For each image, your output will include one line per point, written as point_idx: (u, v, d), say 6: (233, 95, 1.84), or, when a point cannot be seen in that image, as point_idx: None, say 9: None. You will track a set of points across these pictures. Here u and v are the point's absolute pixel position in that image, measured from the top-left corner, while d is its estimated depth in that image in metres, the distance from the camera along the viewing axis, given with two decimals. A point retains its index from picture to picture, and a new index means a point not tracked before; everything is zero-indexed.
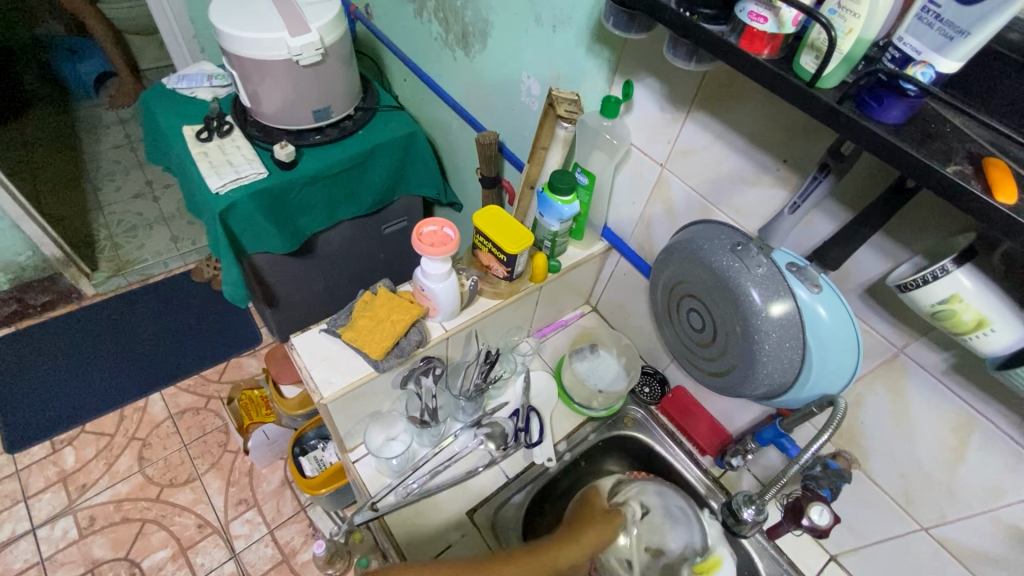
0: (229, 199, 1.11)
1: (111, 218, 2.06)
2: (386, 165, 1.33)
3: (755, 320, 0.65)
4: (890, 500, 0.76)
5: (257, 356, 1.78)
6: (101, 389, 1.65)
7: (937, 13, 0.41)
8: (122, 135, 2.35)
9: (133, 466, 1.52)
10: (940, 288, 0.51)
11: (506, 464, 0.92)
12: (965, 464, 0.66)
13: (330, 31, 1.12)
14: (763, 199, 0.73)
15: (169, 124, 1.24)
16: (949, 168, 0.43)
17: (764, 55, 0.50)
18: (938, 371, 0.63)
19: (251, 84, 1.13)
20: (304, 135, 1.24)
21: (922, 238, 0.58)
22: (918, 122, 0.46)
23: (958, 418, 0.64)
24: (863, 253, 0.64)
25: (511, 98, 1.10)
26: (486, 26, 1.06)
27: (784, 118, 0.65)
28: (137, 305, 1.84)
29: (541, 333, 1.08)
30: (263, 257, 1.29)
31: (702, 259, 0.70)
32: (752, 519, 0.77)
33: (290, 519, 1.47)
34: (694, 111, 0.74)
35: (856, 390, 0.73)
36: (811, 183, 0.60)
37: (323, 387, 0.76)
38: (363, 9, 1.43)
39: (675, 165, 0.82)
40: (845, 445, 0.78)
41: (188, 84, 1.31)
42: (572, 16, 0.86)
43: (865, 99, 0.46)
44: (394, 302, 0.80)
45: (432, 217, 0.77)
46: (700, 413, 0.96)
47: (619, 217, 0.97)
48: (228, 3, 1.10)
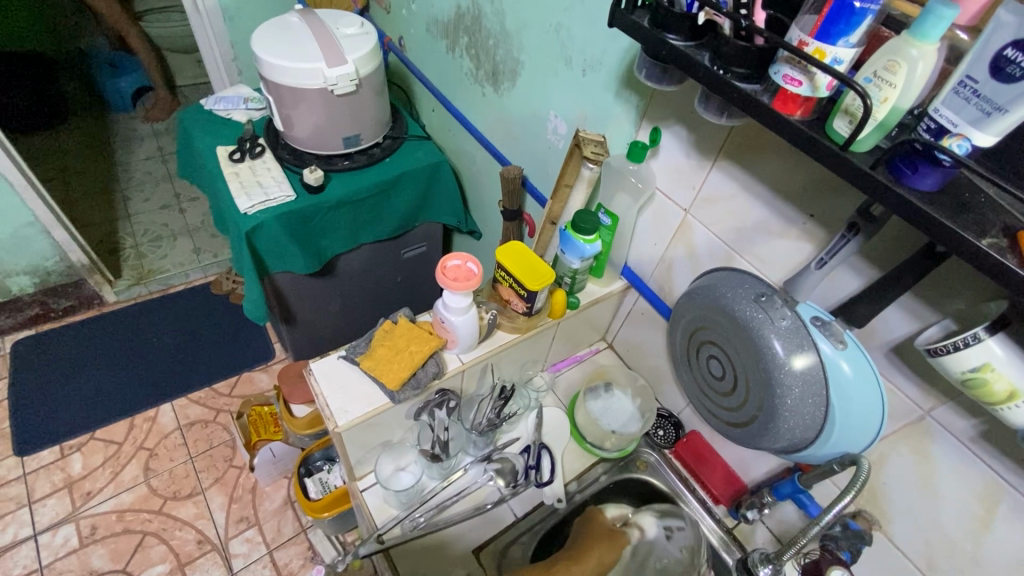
0: (256, 220, 1.14)
1: (138, 227, 2.11)
2: (411, 193, 1.35)
3: (777, 372, 0.64)
4: (912, 567, 0.73)
5: (269, 371, 1.78)
6: (114, 396, 1.66)
7: (974, 89, 0.42)
8: (155, 148, 2.42)
9: (138, 476, 1.52)
10: (971, 356, 0.50)
11: (515, 501, 0.91)
12: (991, 535, 0.64)
13: (366, 63, 1.16)
14: (788, 250, 0.72)
15: (204, 144, 1.28)
16: (984, 241, 0.43)
17: (796, 116, 0.51)
18: (965, 437, 0.62)
19: (286, 109, 1.17)
20: (332, 160, 1.27)
21: (952, 302, 0.57)
22: (952, 191, 0.46)
23: (986, 487, 0.62)
24: (890, 313, 0.63)
25: (537, 134, 1.12)
26: (517, 65, 1.09)
27: (812, 175, 0.65)
28: (156, 315, 1.87)
29: (556, 368, 1.08)
30: (284, 276, 1.31)
31: (724, 306, 0.70)
32: None
33: (290, 540, 1.45)
34: (721, 161, 0.75)
35: (878, 449, 0.72)
36: (839, 241, 0.60)
37: (338, 415, 0.76)
38: (397, 41, 1.48)
39: (699, 212, 0.82)
40: (865, 504, 0.76)
41: (225, 105, 1.36)
42: (602, 61, 0.88)
43: (899, 165, 0.46)
44: (414, 332, 0.81)
45: (457, 252, 0.79)
46: (714, 460, 0.95)
47: (639, 257, 0.97)
48: (270, 33, 1.15)
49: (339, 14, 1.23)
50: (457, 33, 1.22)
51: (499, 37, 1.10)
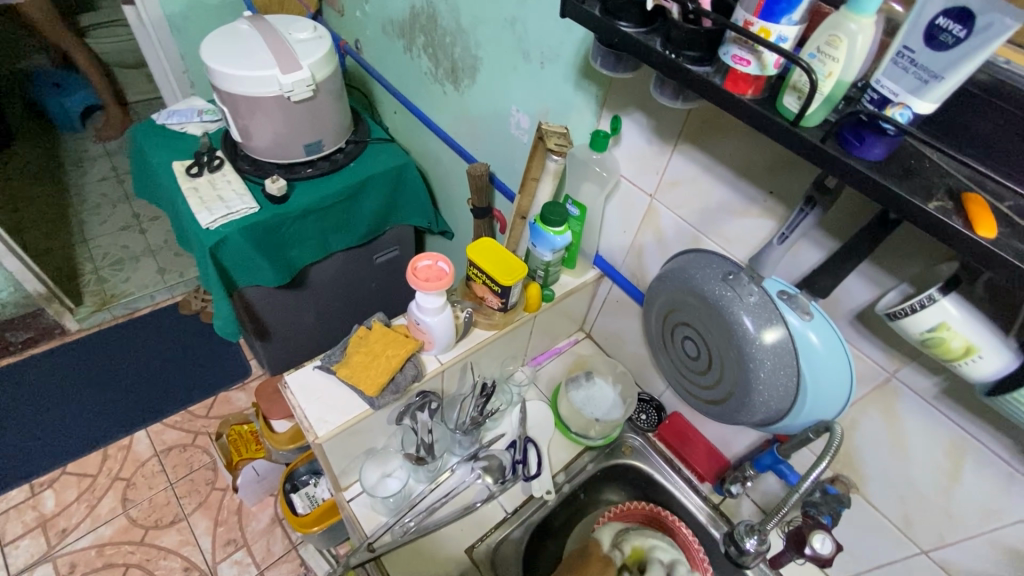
0: (220, 234, 1.11)
1: (96, 251, 2.03)
2: (377, 197, 1.34)
3: (749, 347, 0.66)
4: (889, 523, 0.76)
5: (247, 389, 1.74)
6: (84, 428, 1.60)
7: (911, 58, 0.43)
8: (109, 168, 2.33)
9: (116, 507, 1.47)
10: (928, 316, 0.52)
11: (505, 497, 0.91)
12: (960, 487, 0.67)
13: (321, 67, 1.14)
14: (751, 228, 0.74)
15: (160, 160, 1.24)
16: (931, 204, 0.44)
17: (748, 95, 0.52)
18: (929, 395, 0.64)
19: (242, 119, 1.14)
20: (295, 168, 1.25)
21: (907, 267, 0.59)
22: (899, 158, 0.48)
23: (952, 441, 0.65)
24: (851, 281, 0.65)
25: (501, 130, 1.12)
26: (475, 62, 1.09)
27: (768, 153, 0.67)
28: (122, 341, 1.80)
29: (536, 362, 1.08)
30: (254, 291, 1.28)
31: (695, 287, 0.71)
32: (755, 549, 0.74)
33: (281, 559, 1.43)
34: (681, 145, 0.77)
35: (850, 415, 0.74)
36: (798, 215, 0.62)
37: (318, 426, 0.75)
38: (353, 44, 1.46)
39: (664, 196, 0.83)
40: (842, 469, 0.79)
41: (179, 119, 1.32)
42: (559, 53, 0.89)
43: (847, 137, 0.48)
44: (389, 337, 0.80)
45: (427, 252, 0.78)
46: (696, 439, 0.97)
47: (610, 245, 0.98)
48: (220, 42, 1.12)
49: (290, 19, 1.21)
50: (413, 33, 1.21)
51: (456, 34, 1.09)
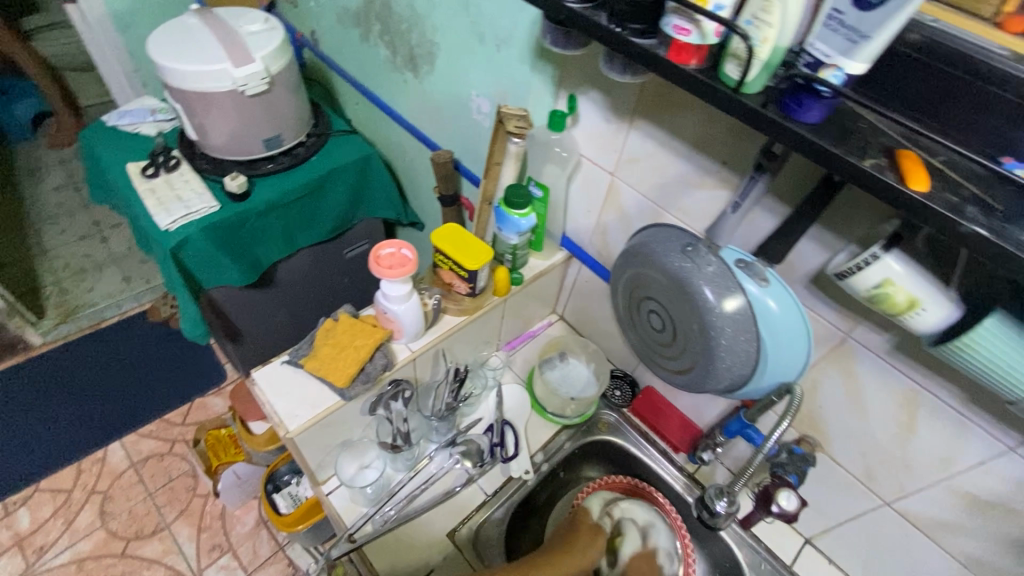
0: (180, 235, 1.09)
1: (57, 262, 1.97)
2: (343, 191, 1.32)
3: (710, 316, 0.67)
4: (853, 478, 0.79)
5: (223, 394, 1.71)
6: (55, 443, 1.56)
7: (840, 20, 0.44)
8: (65, 176, 2.25)
9: (94, 521, 1.44)
10: (873, 273, 0.54)
11: (484, 480, 0.92)
12: (915, 438, 0.69)
13: (275, 59, 1.11)
14: (708, 199, 0.75)
15: (114, 163, 1.20)
16: (866, 162, 0.46)
17: (692, 65, 0.53)
18: (882, 351, 0.67)
19: (197, 117, 1.12)
20: (255, 164, 1.22)
21: (854, 228, 0.61)
22: (836, 121, 0.49)
23: (906, 394, 0.67)
24: (803, 245, 0.67)
25: (462, 116, 1.11)
26: (432, 48, 1.08)
27: (721, 124, 0.68)
28: (89, 352, 1.75)
29: (510, 346, 1.09)
30: (221, 292, 1.26)
31: (657, 261, 0.72)
32: (725, 511, 0.76)
33: (268, 561, 1.42)
34: (637, 120, 0.77)
35: (811, 376, 0.76)
36: (749, 182, 0.64)
37: (288, 420, 0.74)
38: (309, 36, 1.43)
39: (624, 173, 0.84)
40: (807, 430, 0.81)
41: (130, 119, 1.28)
42: (514, 34, 0.88)
43: (787, 102, 0.49)
44: (356, 327, 0.79)
45: (389, 239, 0.77)
46: (670, 412, 0.99)
47: (576, 226, 0.99)
48: (167, 37, 1.08)
49: (240, 11, 1.17)
50: (368, 21, 1.19)
51: (411, 20, 1.08)
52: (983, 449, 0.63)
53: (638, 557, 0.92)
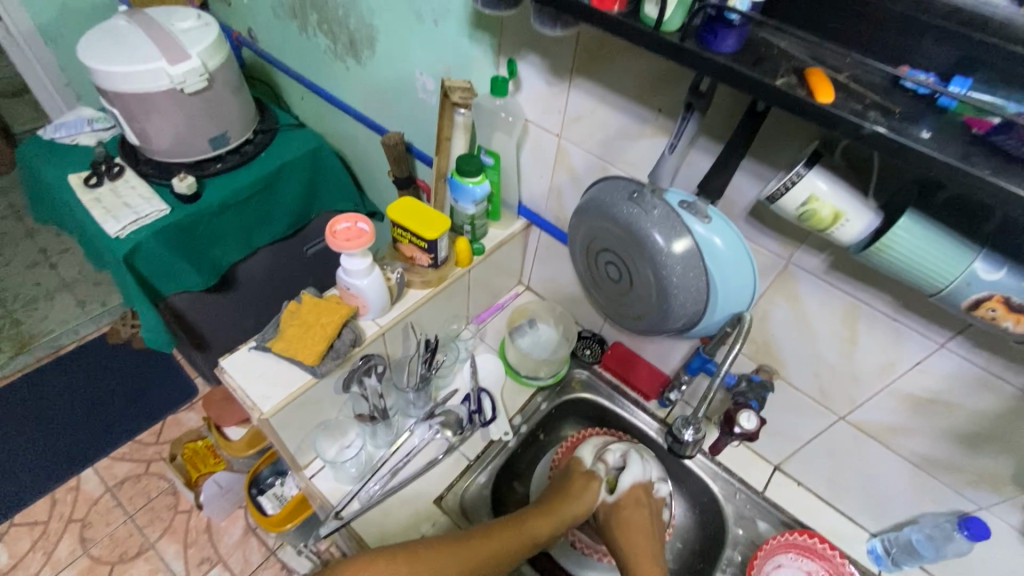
0: (131, 242, 1.06)
1: (5, 293, 1.89)
2: (297, 185, 1.31)
3: (661, 258, 0.70)
4: (810, 399, 0.85)
5: (197, 407, 1.68)
6: (23, 476, 1.50)
7: None
8: (3, 205, 2.15)
9: (75, 550, 1.39)
10: (799, 191, 0.58)
11: (465, 447, 0.94)
12: (859, 350, 0.75)
13: (212, 55, 1.10)
14: (650, 147, 0.79)
15: (54, 175, 1.16)
16: (778, 81, 0.49)
17: (615, 11, 0.55)
18: (821, 271, 0.71)
19: (136, 121, 1.09)
20: (203, 165, 1.20)
21: (782, 155, 0.65)
22: (750, 48, 0.53)
23: (846, 309, 0.72)
24: (740, 179, 0.71)
25: (409, 97, 1.12)
26: (372, 31, 1.08)
27: (651, 72, 0.71)
28: (50, 381, 1.69)
29: (479, 319, 1.11)
30: (182, 298, 1.23)
31: (608, 213, 0.75)
32: (693, 438, 0.79)
33: (261, 566, 1.41)
34: (576, 78, 0.80)
35: (761, 306, 0.81)
36: (682, 122, 0.66)
37: (261, 403, 0.75)
38: (246, 33, 1.41)
39: (569, 133, 0.87)
40: (763, 359, 0.86)
41: (67, 131, 1.24)
42: (449, 8, 0.90)
43: (704, 35, 0.52)
44: (321, 306, 0.80)
45: (344, 214, 0.78)
46: (639, 362, 1.02)
47: (530, 192, 1.01)
48: (96, 40, 1.05)
49: (171, 9, 1.15)
50: (304, 11, 1.18)
51: (347, 5, 1.08)
52: (918, 350, 0.69)
53: (637, 485, 0.93)
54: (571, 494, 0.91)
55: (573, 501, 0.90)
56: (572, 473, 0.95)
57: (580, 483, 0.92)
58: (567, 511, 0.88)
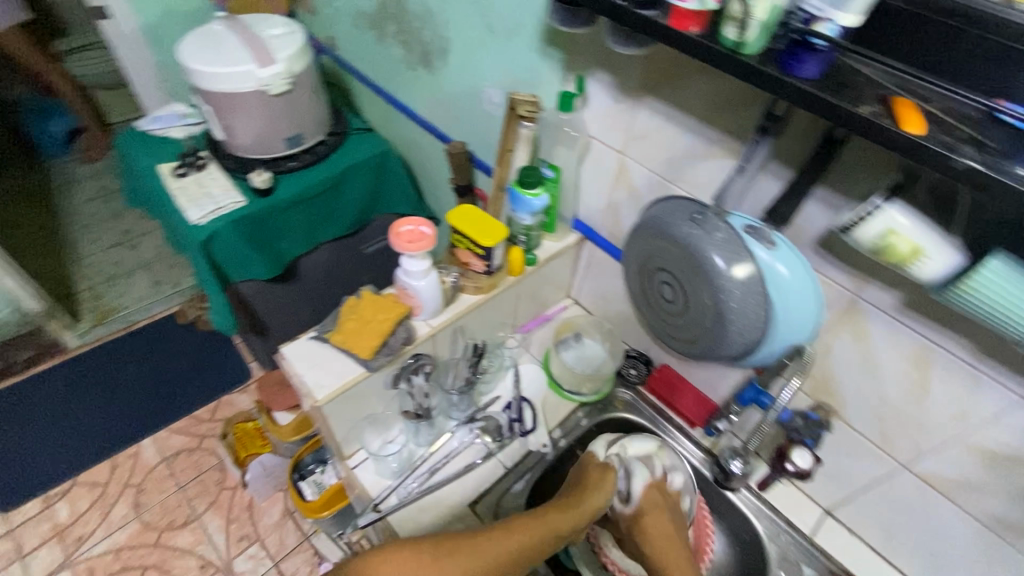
0: (209, 229, 1.14)
1: (91, 269, 2.06)
2: (361, 186, 1.37)
3: (720, 282, 0.69)
4: (870, 443, 0.80)
5: (249, 390, 1.77)
6: (91, 439, 1.62)
7: None
8: (96, 189, 2.35)
9: (129, 513, 1.49)
10: (875, 224, 0.56)
11: (504, 454, 0.94)
12: (930, 396, 0.70)
13: (297, 60, 1.17)
14: (715, 170, 0.77)
15: (147, 164, 1.27)
16: (862, 109, 0.48)
17: (692, 31, 0.55)
18: (894, 309, 0.68)
19: (223, 118, 1.18)
20: (278, 162, 1.27)
21: (859, 185, 0.63)
22: (833, 75, 0.52)
23: (918, 352, 0.68)
24: (810, 208, 0.69)
25: (475, 108, 1.15)
26: (445, 44, 1.12)
27: (723, 94, 0.70)
28: (122, 353, 1.82)
29: (525, 329, 1.11)
30: (248, 286, 1.31)
31: (668, 232, 0.74)
32: (740, 471, 0.83)
33: (295, 550, 1.45)
34: (644, 97, 0.80)
35: (823, 340, 0.78)
36: (753, 146, 0.66)
37: (316, 390, 0.78)
38: (327, 41, 1.49)
39: (633, 150, 0.87)
40: (821, 396, 0.82)
41: (162, 124, 1.35)
42: (523, 24, 0.92)
43: (785, 60, 0.51)
44: (379, 303, 0.82)
45: (409, 217, 0.81)
46: (685, 387, 1.00)
47: (588, 207, 1.01)
48: (195, 43, 1.15)
49: (263, 17, 1.24)
50: (383, 22, 1.24)
51: (425, 18, 1.13)
52: (996, 402, 0.64)
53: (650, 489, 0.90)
54: (589, 487, 0.87)
55: (592, 494, 0.86)
56: (587, 465, 0.90)
57: (595, 476, 0.88)
58: (587, 504, 0.84)
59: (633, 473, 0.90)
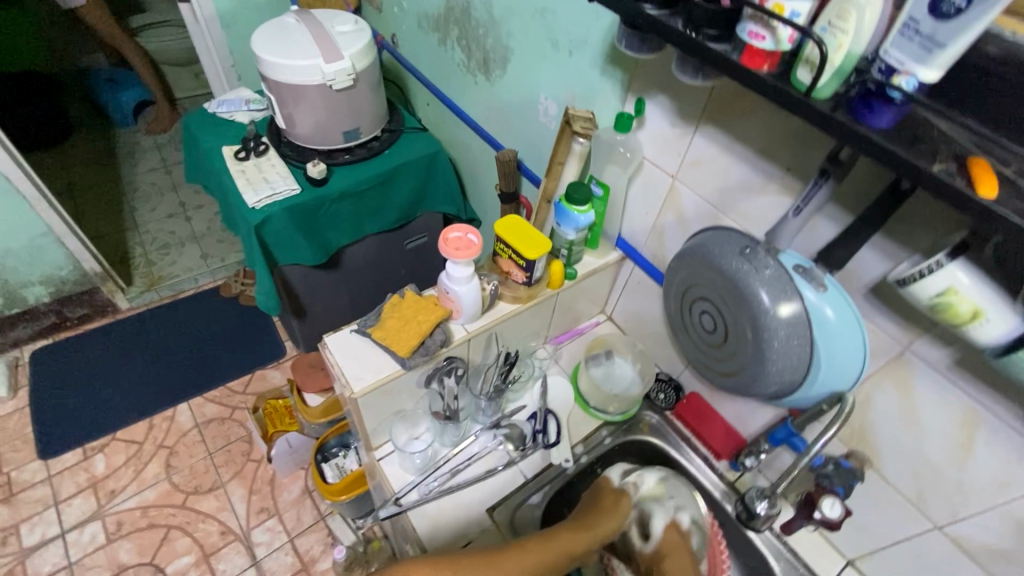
0: (264, 213, 1.19)
1: (146, 236, 2.16)
2: (409, 183, 1.40)
3: (764, 319, 0.68)
4: (903, 499, 0.78)
5: (281, 368, 1.83)
6: (131, 398, 1.71)
7: (916, 28, 0.46)
8: (158, 160, 2.47)
9: (160, 473, 1.56)
10: (937, 281, 0.54)
11: (525, 464, 0.95)
12: (973, 460, 0.68)
13: (361, 58, 1.21)
14: (769, 205, 0.77)
15: (211, 145, 1.33)
16: (935, 166, 0.47)
17: (764, 70, 0.55)
18: (943, 367, 0.66)
19: (287, 107, 1.22)
20: (333, 154, 1.32)
21: (920, 238, 0.62)
22: (907, 126, 0.51)
23: (964, 413, 0.66)
24: (865, 254, 0.68)
25: (529, 118, 1.17)
26: (506, 52, 1.14)
27: (786, 130, 0.70)
28: (167, 319, 1.91)
29: (557, 340, 1.12)
30: (293, 269, 1.36)
31: (713, 263, 0.74)
32: (766, 513, 0.77)
33: (310, 528, 1.50)
34: (703, 125, 0.80)
35: (864, 389, 0.76)
36: (813, 187, 0.65)
37: (354, 382, 0.81)
38: (390, 39, 1.53)
39: (685, 176, 0.87)
40: (856, 445, 0.80)
41: (228, 108, 1.41)
42: (587, 41, 0.93)
43: (857, 107, 0.51)
44: (421, 304, 0.86)
45: (458, 224, 0.83)
46: (713, 418, 0.99)
47: (632, 227, 1.01)
48: (268, 34, 1.19)
49: (333, 13, 1.28)
50: (447, 26, 1.27)
51: (489, 25, 1.15)
52: None
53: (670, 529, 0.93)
54: (604, 509, 0.88)
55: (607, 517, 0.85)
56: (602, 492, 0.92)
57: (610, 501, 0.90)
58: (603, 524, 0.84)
59: (653, 513, 0.94)
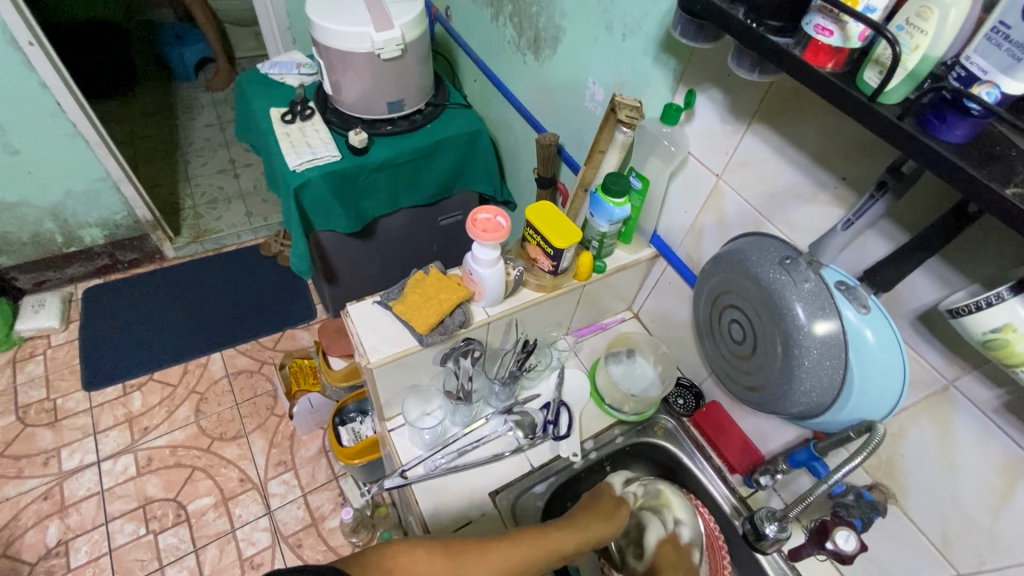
0: (304, 177, 1.21)
1: (196, 189, 2.24)
2: (449, 161, 1.39)
3: (796, 335, 0.64)
4: (925, 540, 0.73)
5: (311, 330, 1.88)
6: (170, 343, 1.79)
7: (1006, 34, 0.41)
8: (213, 116, 2.55)
9: (190, 416, 1.64)
10: (994, 315, 0.49)
11: (532, 453, 0.95)
12: (1010, 510, 0.63)
13: (412, 28, 1.19)
14: (819, 216, 0.72)
15: (260, 106, 1.35)
16: (1008, 190, 0.42)
17: (828, 68, 0.51)
18: (989, 408, 0.61)
19: (335, 74, 1.23)
20: (377, 124, 1.32)
21: (981, 267, 0.57)
22: (981, 143, 0.46)
23: (1007, 458, 0.62)
24: (917, 277, 0.63)
25: (575, 103, 1.13)
26: (558, 33, 1.10)
27: (847, 138, 0.65)
28: (209, 271, 1.99)
29: (579, 333, 1.10)
30: (328, 236, 1.38)
31: (749, 270, 0.70)
32: (774, 535, 0.77)
33: (323, 486, 1.55)
34: (756, 124, 0.75)
35: (898, 420, 0.71)
36: (867, 201, 0.60)
37: (371, 352, 0.82)
38: (444, 11, 1.51)
39: (731, 177, 0.82)
40: (882, 477, 0.76)
41: (279, 70, 1.42)
42: (642, 26, 0.88)
43: (928, 116, 0.46)
44: (443, 283, 0.85)
45: (487, 206, 0.82)
46: (733, 431, 0.96)
47: (669, 225, 0.98)
48: None
49: None
50: (501, 1, 1.23)
51: (543, 3, 1.11)
52: None
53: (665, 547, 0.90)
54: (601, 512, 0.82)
55: (603, 521, 0.80)
56: (601, 496, 0.87)
57: (608, 506, 0.84)
58: (594, 526, 0.78)
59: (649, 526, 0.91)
